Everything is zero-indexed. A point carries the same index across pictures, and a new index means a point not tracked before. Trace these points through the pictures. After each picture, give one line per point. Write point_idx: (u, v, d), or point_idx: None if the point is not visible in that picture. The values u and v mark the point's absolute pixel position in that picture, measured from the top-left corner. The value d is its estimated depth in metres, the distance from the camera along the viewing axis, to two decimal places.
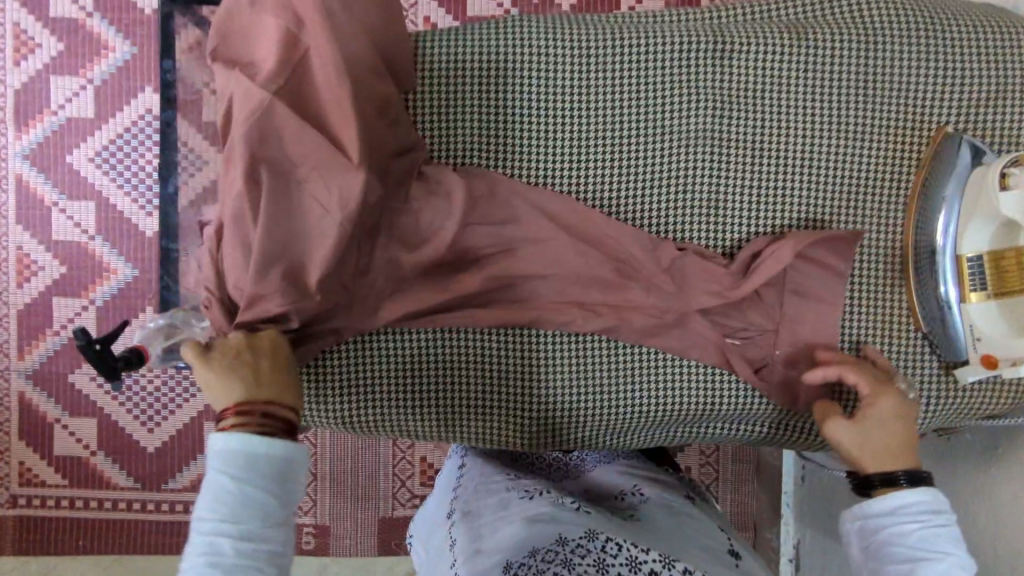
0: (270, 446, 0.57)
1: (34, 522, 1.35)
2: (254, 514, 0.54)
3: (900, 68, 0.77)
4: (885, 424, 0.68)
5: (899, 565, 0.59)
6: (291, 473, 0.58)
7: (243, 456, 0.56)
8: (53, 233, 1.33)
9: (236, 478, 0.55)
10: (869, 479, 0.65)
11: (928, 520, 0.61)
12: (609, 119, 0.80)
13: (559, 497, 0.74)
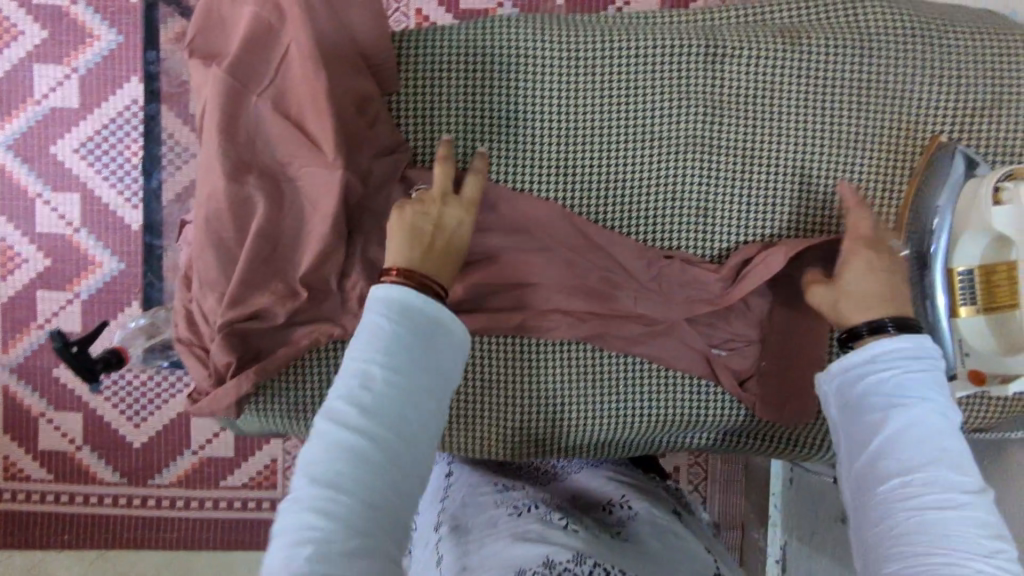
0: (433, 309, 0.54)
1: (17, 517, 1.29)
2: (407, 370, 0.51)
3: (895, 75, 0.75)
4: (870, 275, 0.63)
5: (876, 415, 0.53)
6: (442, 336, 0.53)
7: (396, 312, 0.53)
8: (36, 226, 1.26)
9: (392, 334, 0.51)
10: (857, 331, 0.60)
11: (910, 363, 0.55)
12: (594, 120, 0.78)
13: (546, 514, 0.70)
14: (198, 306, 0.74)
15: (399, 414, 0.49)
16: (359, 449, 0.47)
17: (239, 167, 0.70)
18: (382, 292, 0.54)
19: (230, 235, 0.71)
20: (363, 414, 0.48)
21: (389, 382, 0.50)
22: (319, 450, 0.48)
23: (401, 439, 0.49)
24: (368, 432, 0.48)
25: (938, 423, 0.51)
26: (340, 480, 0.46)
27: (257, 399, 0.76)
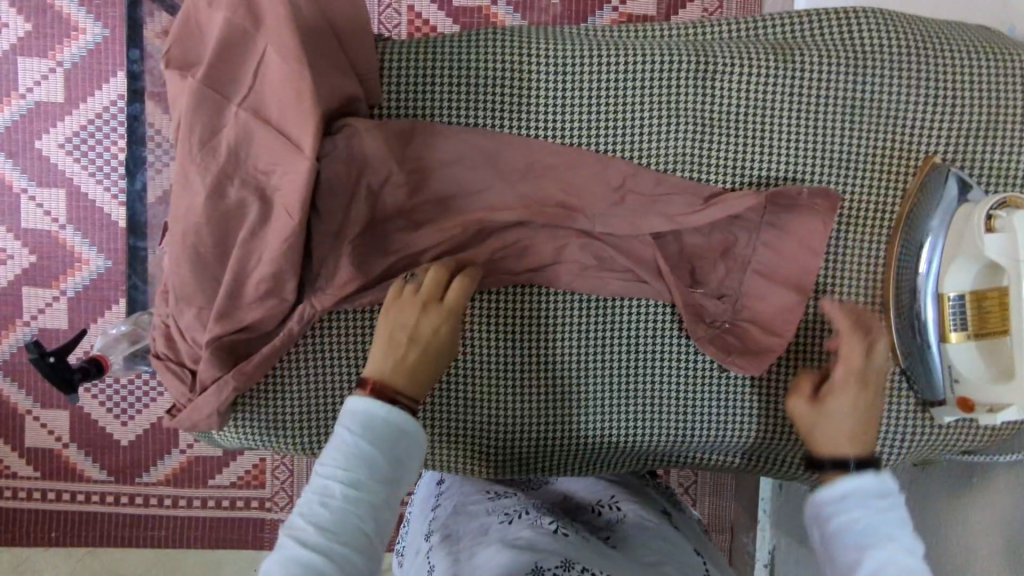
0: (389, 417, 0.57)
1: (4, 514, 1.27)
2: (369, 483, 0.53)
3: (892, 94, 0.73)
4: (854, 407, 0.63)
5: (848, 554, 0.53)
6: (405, 450, 0.56)
7: (359, 424, 0.56)
8: (22, 222, 1.23)
9: (359, 449, 0.54)
10: (821, 463, 0.62)
11: (872, 504, 0.55)
12: (584, 137, 0.75)
13: (536, 520, 0.67)
14: (176, 321, 0.72)
15: (356, 528, 0.52)
16: (316, 568, 0.49)
17: (215, 177, 0.67)
18: (351, 407, 0.57)
19: (208, 247, 0.69)
20: (321, 530, 0.51)
21: (350, 499, 0.52)
22: (276, 569, 0.49)
23: (359, 550, 0.51)
24: (325, 549, 0.50)
25: (908, 567, 0.51)
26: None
27: (236, 415, 0.73)
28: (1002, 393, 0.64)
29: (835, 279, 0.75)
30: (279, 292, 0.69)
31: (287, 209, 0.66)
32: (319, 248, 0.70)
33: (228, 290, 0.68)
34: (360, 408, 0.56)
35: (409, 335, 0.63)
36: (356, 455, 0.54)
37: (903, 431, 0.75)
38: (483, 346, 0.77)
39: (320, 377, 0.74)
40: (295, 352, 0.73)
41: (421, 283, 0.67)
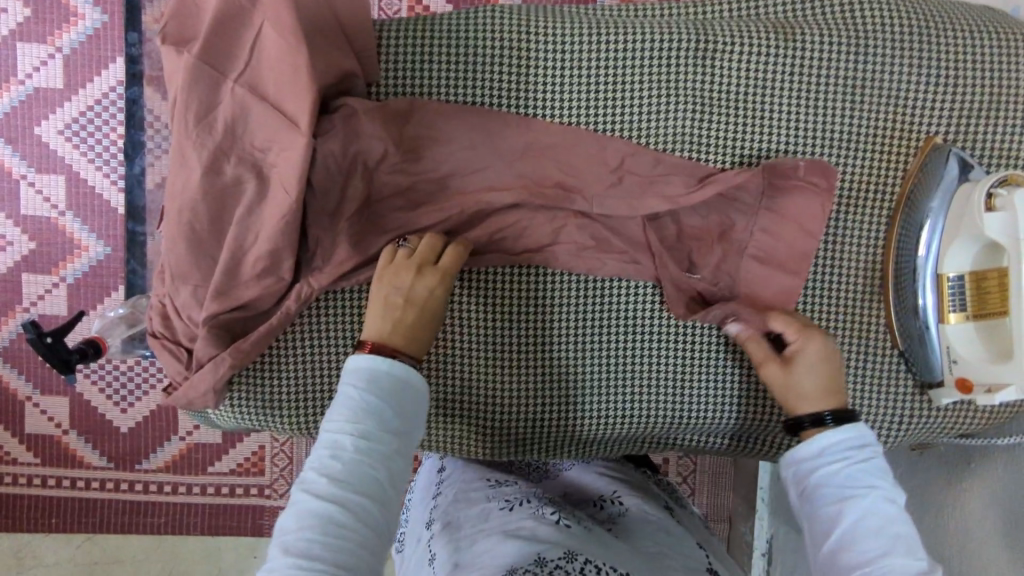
0: (397, 375, 0.58)
1: (5, 500, 1.28)
2: (379, 433, 0.55)
3: (892, 75, 0.73)
4: (820, 363, 0.67)
5: (828, 507, 0.56)
6: (407, 400, 0.58)
7: (366, 382, 0.57)
8: (21, 209, 1.23)
9: (365, 402, 0.56)
10: (800, 422, 0.65)
11: (852, 457, 0.59)
12: (583, 115, 0.75)
13: (539, 509, 0.69)
14: (173, 300, 0.72)
15: (368, 476, 0.53)
16: (333, 517, 0.51)
17: (211, 154, 0.67)
18: (353, 365, 0.58)
19: (204, 225, 0.69)
20: (334, 483, 0.52)
21: (361, 449, 0.54)
22: (291, 524, 0.51)
23: (370, 496, 0.53)
24: (341, 498, 0.51)
25: (886, 513, 0.54)
26: (317, 550, 0.49)
27: (232, 395, 0.73)
28: (1000, 370, 0.64)
29: (835, 259, 0.75)
30: (277, 271, 0.69)
31: (284, 187, 0.66)
32: (317, 227, 0.70)
33: (225, 268, 0.68)
34: (366, 367, 0.58)
35: (406, 300, 0.64)
36: (361, 412, 0.55)
37: (901, 413, 0.75)
38: (480, 328, 0.77)
39: (317, 359, 0.74)
40: (292, 331, 0.73)
41: (413, 248, 0.68)
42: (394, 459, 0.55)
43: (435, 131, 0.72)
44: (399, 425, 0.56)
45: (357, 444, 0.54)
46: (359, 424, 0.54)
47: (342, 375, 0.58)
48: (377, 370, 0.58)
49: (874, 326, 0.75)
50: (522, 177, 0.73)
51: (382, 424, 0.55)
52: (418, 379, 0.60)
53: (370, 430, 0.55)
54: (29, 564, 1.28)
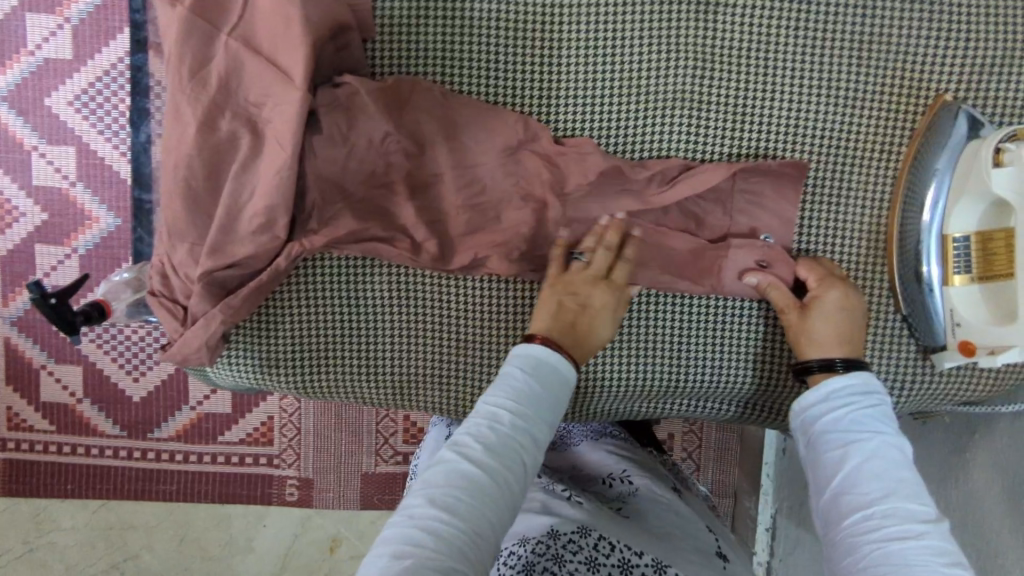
0: (557, 368, 0.64)
1: (23, 465, 1.31)
2: (532, 416, 0.60)
3: (901, 27, 0.71)
4: (834, 312, 0.68)
5: (832, 452, 0.59)
6: (558, 397, 0.63)
7: (529, 367, 0.63)
8: (33, 180, 1.24)
9: (526, 386, 0.61)
10: (807, 365, 0.68)
11: (857, 402, 0.62)
12: (583, 68, 0.73)
13: (551, 487, 0.75)
14: (170, 258, 0.73)
15: (513, 453, 0.57)
16: (479, 480, 0.53)
17: (206, 109, 0.67)
18: (520, 353, 0.64)
19: (200, 181, 0.69)
20: (487, 448, 0.56)
21: (514, 426, 0.58)
22: (439, 478, 0.54)
23: (512, 476, 0.55)
24: (489, 465, 0.54)
25: (892, 456, 0.57)
26: (459, 507, 0.52)
27: (232, 353, 0.74)
28: (1006, 325, 0.63)
29: (838, 221, 0.73)
30: (272, 229, 0.68)
31: (278, 142, 0.66)
32: (311, 184, 0.69)
33: (221, 224, 0.68)
34: (533, 357, 0.64)
35: (578, 304, 0.69)
36: (519, 394, 0.60)
37: (902, 378, 0.73)
38: (474, 302, 0.74)
39: (318, 325, 0.74)
40: (290, 287, 0.74)
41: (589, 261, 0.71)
42: (536, 440, 0.59)
43: (429, 88, 0.71)
44: (546, 413, 0.61)
45: (514, 415, 0.59)
46: (517, 401, 0.60)
47: (510, 359, 0.64)
48: (541, 361, 0.64)
49: (876, 290, 0.72)
50: (519, 134, 0.72)
51: (535, 408, 0.60)
52: (572, 384, 0.65)
53: (523, 409, 0.59)
54: (45, 529, 1.31)
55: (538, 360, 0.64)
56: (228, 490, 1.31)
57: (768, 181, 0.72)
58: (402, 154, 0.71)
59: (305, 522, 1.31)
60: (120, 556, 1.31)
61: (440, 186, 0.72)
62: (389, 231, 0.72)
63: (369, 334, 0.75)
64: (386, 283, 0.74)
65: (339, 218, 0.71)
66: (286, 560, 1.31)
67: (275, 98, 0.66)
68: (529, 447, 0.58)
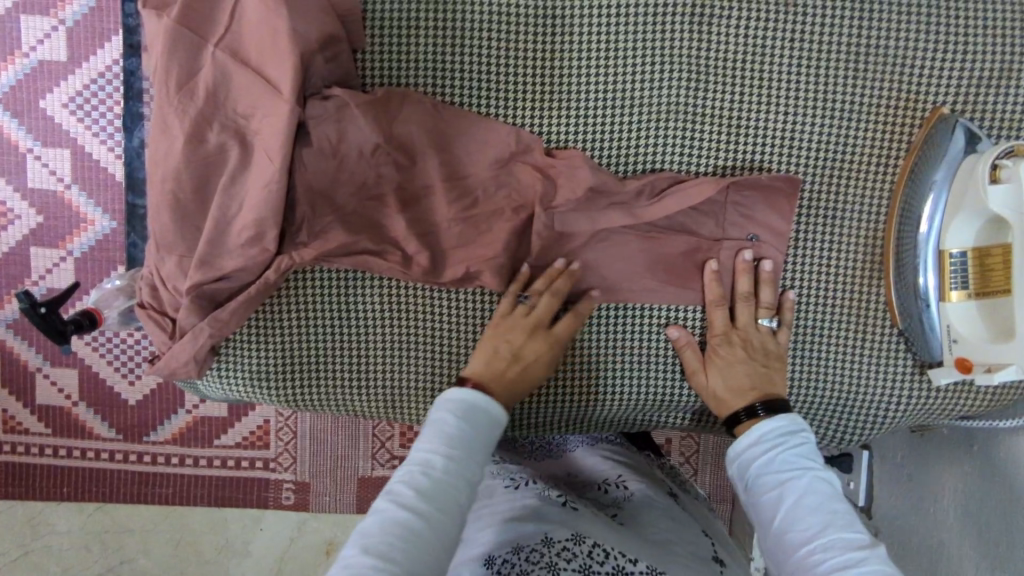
0: (489, 408, 0.63)
1: (17, 469, 1.30)
2: (464, 456, 0.59)
3: (898, 39, 0.70)
4: (733, 367, 0.70)
5: (770, 493, 0.59)
6: (492, 437, 0.63)
7: (460, 409, 0.62)
8: (27, 182, 1.24)
9: (456, 428, 0.60)
10: (737, 415, 0.68)
11: (787, 442, 0.62)
12: (576, 78, 0.72)
13: (546, 492, 0.74)
14: (159, 271, 0.72)
15: (448, 495, 0.56)
16: (414, 525, 0.52)
17: (193, 121, 0.66)
18: (451, 395, 0.63)
19: (188, 193, 0.68)
20: (422, 493, 0.55)
21: (448, 468, 0.57)
22: (373, 527, 0.52)
23: (447, 519, 0.55)
24: (423, 510, 0.53)
25: (827, 490, 0.57)
26: (394, 555, 0.50)
27: (221, 367, 0.73)
28: (1001, 340, 0.62)
29: (835, 235, 0.72)
30: (261, 242, 0.67)
31: (267, 155, 0.65)
32: (301, 196, 0.69)
33: (209, 238, 0.67)
34: (460, 399, 0.63)
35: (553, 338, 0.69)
36: (448, 437, 0.59)
37: (899, 389, 0.73)
38: (465, 315, 0.73)
39: (307, 337, 0.73)
40: (278, 298, 0.73)
41: (534, 305, 0.71)
42: (471, 480, 0.58)
43: (419, 99, 0.70)
44: (479, 452, 0.60)
45: (444, 459, 0.57)
46: (446, 445, 0.58)
47: (439, 402, 0.63)
48: (472, 403, 0.63)
49: (872, 302, 0.72)
50: (510, 146, 0.71)
51: (466, 449, 0.59)
52: (504, 424, 0.64)
53: (454, 452, 0.58)
54: (40, 532, 1.31)
55: (469, 401, 0.63)
56: (224, 493, 1.30)
57: (760, 198, 0.71)
58: (393, 166, 0.70)
59: (300, 526, 1.31)
60: (115, 559, 1.31)
61: (431, 198, 0.72)
62: (379, 245, 0.71)
63: (358, 347, 0.74)
64: (375, 294, 0.73)
65: (329, 231, 0.70)
66: (281, 564, 1.30)
67: (262, 111, 0.65)
68: (464, 488, 0.57)
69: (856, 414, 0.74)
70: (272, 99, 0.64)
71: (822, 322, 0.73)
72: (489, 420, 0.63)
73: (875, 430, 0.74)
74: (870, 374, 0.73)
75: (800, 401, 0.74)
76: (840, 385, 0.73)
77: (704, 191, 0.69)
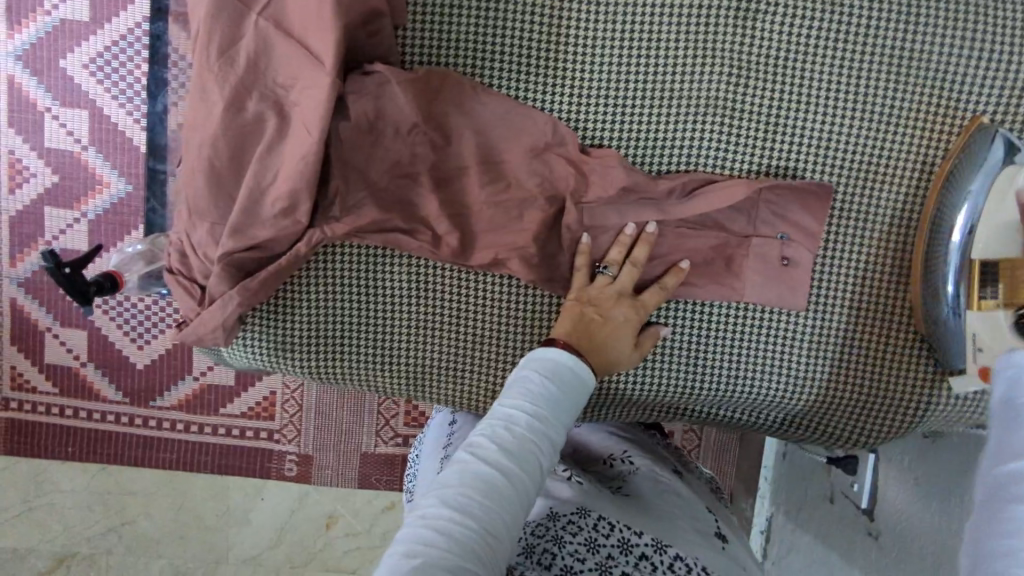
0: (581, 371, 0.63)
1: (25, 425, 1.31)
2: (549, 418, 0.58)
3: (942, 47, 0.69)
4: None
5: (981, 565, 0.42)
6: (576, 398, 0.62)
7: (550, 371, 0.61)
8: (44, 142, 1.23)
9: (546, 390, 0.59)
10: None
11: None
12: (618, 65, 0.72)
13: (552, 468, 0.76)
14: (189, 237, 0.72)
15: (531, 456, 0.55)
16: (496, 481, 0.52)
17: (234, 88, 0.66)
18: (537, 354, 0.62)
19: (222, 161, 0.68)
20: (505, 449, 0.54)
21: (534, 427, 0.56)
22: (453, 477, 0.52)
23: (528, 477, 0.54)
24: (504, 466, 0.53)
25: None
26: (473, 508, 0.50)
27: (246, 336, 0.74)
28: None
29: (865, 239, 0.72)
30: (294, 214, 0.67)
31: (304, 126, 0.65)
32: (335, 171, 0.69)
33: (242, 207, 0.67)
34: (551, 360, 0.62)
35: (602, 316, 0.67)
36: (534, 399, 0.58)
37: (915, 396, 0.73)
38: (489, 301, 0.74)
39: (334, 312, 0.74)
40: (305, 271, 0.73)
41: (614, 275, 0.70)
42: (552, 444, 0.57)
43: (456, 80, 0.70)
44: (563, 418, 0.60)
45: (529, 419, 0.57)
46: (533, 406, 0.58)
47: (526, 361, 0.63)
48: (562, 365, 0.62)
49: (895, 307, 0.72)
50: (546, 131, 0.71)
51: (551, 413, 0.59)
52: (591, 389, 0.64)
53: (539, 414, 0.58)
54: (45, 489, 1.32)
55: (558, 364, 0.62)
56: (227, 461, 1.31)
57: (792, 196, 0.71)
58: (428, 146, 0.70)
59: (302, 498, 1.31)
60: (117, 520, 1.32)
61: (464, 180, 0.72)
62: (410, 224, 0.71)
63: (386, 323, 0.74)
64: (402, 274, 0.73)
65: (361, 207, 0.70)
66: (282, 534, 1.31)
67: (303, 83, 0.65)
68: (545, 451, 0.56)
69: (870, 416, 0.75)
70: (314, 69, 0.64)
71: (846, 322, 0.73)
72: (574, 385, 0.62)
73: (892, 435, 0.74)
74: (887, 378, 0.73)
75: (816, 398, 0.75)
76: (857, 387, 0.74)
77: (738, 191, 0.69)
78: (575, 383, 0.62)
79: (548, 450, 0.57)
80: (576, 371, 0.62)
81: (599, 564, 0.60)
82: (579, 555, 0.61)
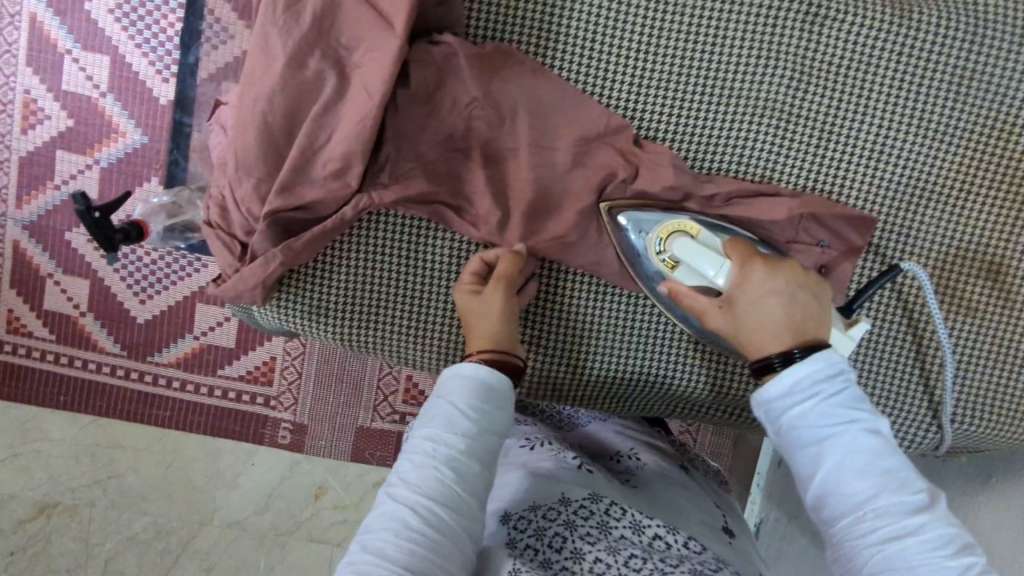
0: (488, 379, 0.63)
1: (18, 371, 1.28)
2: (458, 438, 0.59)
3: (1001, 71, 0.70)
4: (757, 300, 0.65)
5: (807, 452, 0.57)
6: (498, 418, 0.63)
7: (456, 392, 0.62)
8: (62, 84, 1.20)
9: (450, 410, 0.61)
10: (769, 361, 0.62)
11: (824, 390, 0.58)
12: (679, 58, 0.71)
13: (561, 453, 0.72)
14: (231, 191, 0.71)
15: (444, 482, 0.57)
16: (408, 517, 0.55)
17: (297, 44, 0.65)
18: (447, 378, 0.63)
19: (276, 117, 0.66)
20: (415, 483, 0.57)
21: (442, 453, 0.58)
22: (376, 526, 0.56)
23: (455, 513, 0.56)
24: (414, 504, 0.56)
25: (869, 446, 0.56)
26: (390, 549, 0.53)
27: (281, 297, 0.73)
28: (747, 275, 0.66)
29: (903, 255, 0.73)
30: (345, 177, 0.67)
31: (366, 89, 0.65)
32: (389, 138, 0.68)
33: (293, 165, 0.66)
34: (450, 381, 0.63)
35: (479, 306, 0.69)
36: (438, 425, 0.60)
37: (934, 412, 0.75)
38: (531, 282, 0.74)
39: (372, 280, 0.73)
40: (349, 237, 0.72)
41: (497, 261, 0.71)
42: (467, 463, 0.59)
43: (518, 58, 0.70)
44: (478, 434, 0.60)
45: (434, 448, 0.59)
46: (436, 433, 0.60)
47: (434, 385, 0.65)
48: (463, 382, 0.63)
49: (925, 323, 0.73)
50: (601, 119, 0.71)
51: (459, 432, 0.60)
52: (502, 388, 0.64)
53: (445, 440, 0.59)
54: (31, 436, 1.28)
55: (457, 382, 0.63)
56: (222, 423, 1.28)
57: (837, 207, 0.71)
58: (483, 122, 0.70)
59: (293, 466, 1.29)
60: (104, 473, 1.28)
61: (514, 160, 0.71)
62: (457, 200, 0.71)
63: (423, 297, 0.74)
64: (445, 250, 0.73)
65: (410, 177, 0.69)
66: (269, 501, 1.28)
67: (370, 47, 0.65)
68: (460, 472, 0.58)
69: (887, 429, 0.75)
70: (383, 34, 0.64)
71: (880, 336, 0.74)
72: (481, 395, 0.62)
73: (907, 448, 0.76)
74: (910, 396, 0.74)
75: None
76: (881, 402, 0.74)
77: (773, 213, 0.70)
78: (483, 395, 0.62)
79: (464, 469, 0.58)
80: (477, 382, 0.63)
81: (609, 546, 0.60)
82: (590, 538, 0.61)
